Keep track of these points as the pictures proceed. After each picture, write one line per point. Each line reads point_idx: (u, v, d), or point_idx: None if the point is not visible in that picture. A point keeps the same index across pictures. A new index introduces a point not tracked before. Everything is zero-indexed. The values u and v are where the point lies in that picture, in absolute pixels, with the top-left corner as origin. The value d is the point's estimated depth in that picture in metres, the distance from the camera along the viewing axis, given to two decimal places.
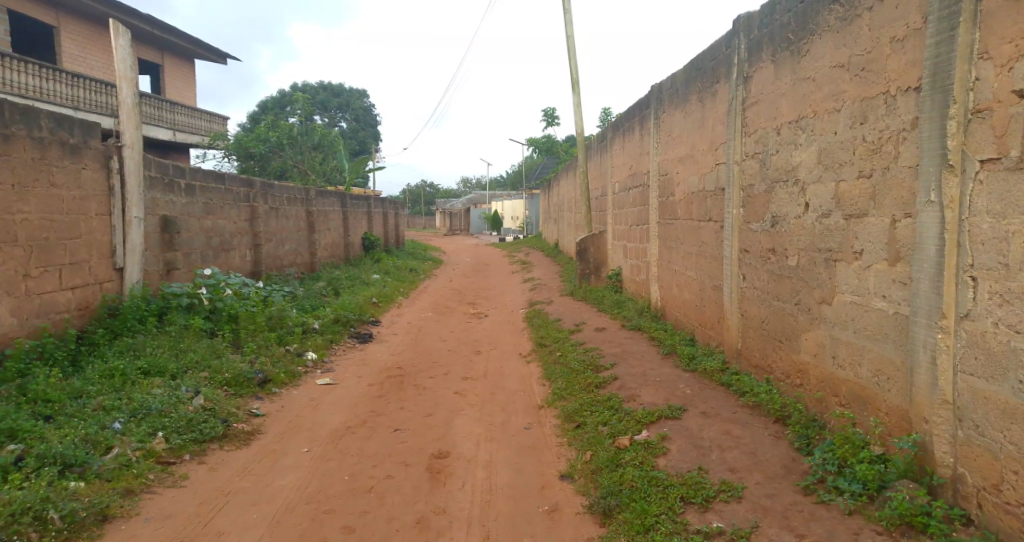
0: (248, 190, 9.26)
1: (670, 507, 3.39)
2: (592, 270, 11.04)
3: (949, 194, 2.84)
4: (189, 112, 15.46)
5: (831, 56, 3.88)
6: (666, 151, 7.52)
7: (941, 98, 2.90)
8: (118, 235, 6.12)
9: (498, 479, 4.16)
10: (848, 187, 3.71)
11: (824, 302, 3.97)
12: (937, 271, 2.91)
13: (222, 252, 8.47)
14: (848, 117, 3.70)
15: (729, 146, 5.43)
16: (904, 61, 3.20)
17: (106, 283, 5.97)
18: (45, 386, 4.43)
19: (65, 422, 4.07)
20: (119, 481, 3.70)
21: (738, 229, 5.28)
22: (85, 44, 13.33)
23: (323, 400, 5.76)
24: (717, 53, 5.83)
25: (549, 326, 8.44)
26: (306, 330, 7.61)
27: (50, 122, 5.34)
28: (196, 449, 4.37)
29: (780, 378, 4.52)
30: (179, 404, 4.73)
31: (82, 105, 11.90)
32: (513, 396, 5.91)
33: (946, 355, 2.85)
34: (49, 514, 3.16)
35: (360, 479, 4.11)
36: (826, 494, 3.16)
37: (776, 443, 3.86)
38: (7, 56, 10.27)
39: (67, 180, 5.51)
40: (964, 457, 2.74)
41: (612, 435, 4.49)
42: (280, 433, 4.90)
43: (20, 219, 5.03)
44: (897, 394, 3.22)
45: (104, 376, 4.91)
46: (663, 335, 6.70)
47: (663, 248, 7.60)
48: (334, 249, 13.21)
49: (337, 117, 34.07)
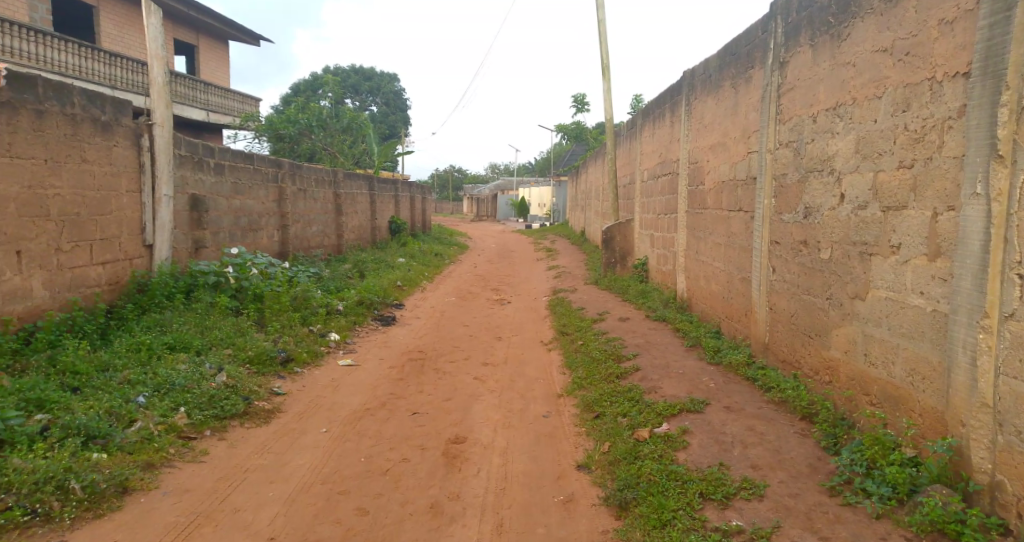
0: (276, 170, 9.34)
1: (688, 502, 3.31)
2: (617, 259, 10.93)
3: (997, 186, 2.68)
4: (222, 93, 15.64)
5: (874, 39, 3.70)
6: (696, 138, 7.35)
7: (993, 84, 2.74)
8: (148, 212, 6.21)
9: (514, 466, 4.13)
10: (887, 178, 3.54)
11: (857, 297, 3.82)
12: (981, 268, 2.76)
13: (250, 231, 8.55)
14: (889, 104, 3.53)
15: (763, 134, 5.25)
16: (953, 45, 3.02)
17: (136, 259, 6.08)
18: (73, 358, 4.52)
19: (91, 395, 4.15)
20: (140, 454, 3.75)
21: (770, 219, 5.12)
22: (124, 25, 13.56)
23: (344, 381, 5.79)
24: (753, 38, 5.63)
25: (572, 314, 8.37)
26: (329, 311, 7.65)
27: (82, 98, 5.39)
28: (217, 425, 4.41)
29: (808, 374, 4.38)
30: (202, 380, 4.80)
31: (119, 85, 12.12)
32: (533, 384, 5.87)
33: (988, 356, 2.71)
34: (71, 484, 3.21)
35: (377, 462, 4.10)
36: (853, 497, 3.04)
37: (802, 440, 3.74)
38: (48, 35, 10.52)
39: (99, 157, 5.58)
40: (1004, 464, 2.60)
41: (632, 427, 4.40)
42: (300, 412, 4.93)
43: (53, 194, 5.10)
44: (932, 395, 3.08)
45: (131, 350, 5.00)
46: (688, 326, 6.57)
47: (691, 238, 7.44)
48: (361, 231, 13.30)
49: (368, 101, 34.40)
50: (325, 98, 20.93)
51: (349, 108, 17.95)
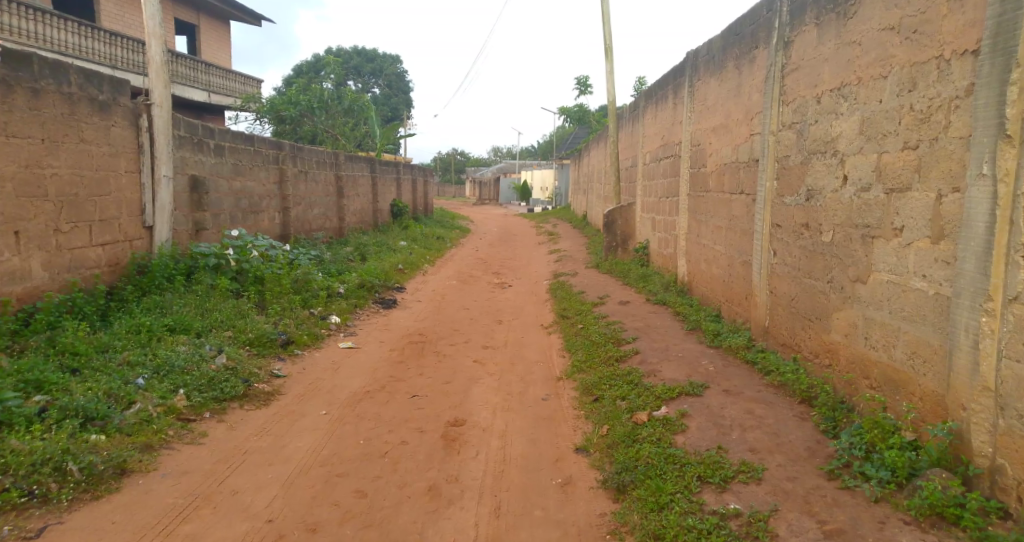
0: (277, 152, 9.27)
1: (686, 485, 3.30)
2: (618, 243, 10.88)
3: (1004, 166, 2.63)
4: (223, 73, 15.52)
5: (880, 18, 3.63)
6: (699, 120, 7.27)
7: (1002, 62, 2.68)
8: (147, 193, 6.18)
9: (513, 448, 4.13)
10: (891, 159, 3.49)
11: (858, 280, 3.79)
12: (985, 250, 2.72)
13: (250, 214, 8.51)
14: (895, 84, 3.46)
15: (766, 116, 5.18)
16: (962, 22, 2.95)
17: (135, 241, 6.05)
18: (73, 339, 4.52)
19: (90, 376, 4.14)
20: (138, 436, 3.75)
21: (771, 202, 5.07)
22: (123, 4, 13.40)
23: (344, 364, 5.79)
24: (757, 18, 5.54)
25: (572, 297, 8.35)
26: (330, 293, 7.64)
27: (79, 78, 5.34)
28: (217, 407, 4.41)
29: (808, 357, 4.36)
30: (202, 363, 4.80)
31: (119, 65, 12.02)
32: (533, 367, 5.86)
33: (991, 340, 2.68)
34: (68, 465, 3.22)
35: (375, 444, 4.11)
36: (852, 480, 3.02)
37: (800, 424, 3.73)
38: (47, 13, 10.41)
39: (97, 136, 5.54)
40: (1005, 448, 2.59)
41: (631, 410, 4.39)
42: (299, 395, 4.93)
43: (50, 174, 5.07)
44: (933, 379, 3.06)
45: (130, 332, 4.99)
46: (688, 310, 6.54)
47: (693, 221, 7.39)
48: (362, 214, 13.25)
49: (370, 82, 34.14)
50: (327, 80, 20.78)
51: (350, 89, 17.82)
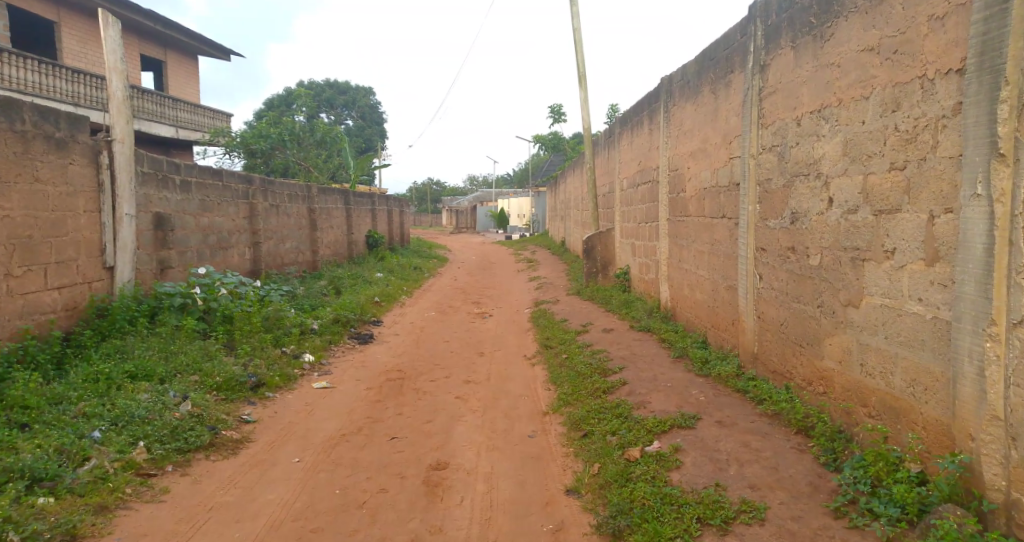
0: (246, 186, 9.03)
1: (686, 529, 3.11)
2: (599, 269, 10.77)
3: (999, 187, 2.55)
4: (191, 108, 15.30)
5: (859, 39, 3.59)
6: (676, 145, 7.24)
7: (990, 80, 2.62)
8: (108, 232, 5.89)
9: (499, 493, 3.90)
10: (878, 181, 3.41)
11: (850, 305, 3.68)
12: (984, 273, 2.61)
13: (219, 250, 8.23)
14: (878, 105, 3.40)
15: (745, 139, 5.13)
16: (944, 41, 2.90)
17: (96, 283, 5.75)
18: (23, 391, 4.18)
19: (40, 432, 3.84)
20: (91, 496, 3.45)
21: (755, 226, 4.99)
22: (87, 42, 13.16)
23: (319, 406, 5.51)
24: (732, 42, 5.53)
25: (555, 326, 8.17)
26: (303, 330, 7.37)
27: (34, 114, 5.09)
28: (180, 460, 4.12)
29: (801, 385, 4.23)
30: (165, 411, 4.50)
31: (83, 102, 11.73)
32: (517, 401, 5.64)
33: (997, 366, 2.56)
34: (8, 536, 2.90)
35: (352, 493, 3.85)
36: (860, 518, 2.86)
37: (800, 456, 3.57)
38: (6, 51, 10.13)
39: (53, 176, 5.28)
40: (1020, 481, 2.45)
41: (622, 446, 4.20)
42: (270, 442, 4.64)
43: (1, 216, 4.79)
44: (936, 407, 2.93)
45: (87, 381, 4.68)
46: (674, 337, 6.41)
47: (674, 246, 7.31)
48: (337, 246, 12.97)
49: (344, 115, 34.05)
50: (299, 113, 20.63)
51: (323, 121, 17.67)
